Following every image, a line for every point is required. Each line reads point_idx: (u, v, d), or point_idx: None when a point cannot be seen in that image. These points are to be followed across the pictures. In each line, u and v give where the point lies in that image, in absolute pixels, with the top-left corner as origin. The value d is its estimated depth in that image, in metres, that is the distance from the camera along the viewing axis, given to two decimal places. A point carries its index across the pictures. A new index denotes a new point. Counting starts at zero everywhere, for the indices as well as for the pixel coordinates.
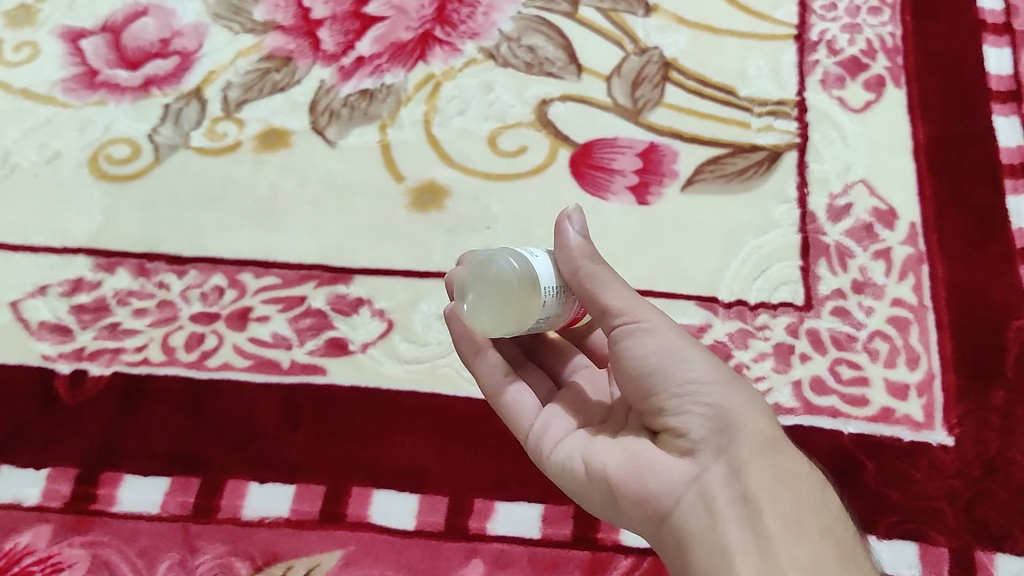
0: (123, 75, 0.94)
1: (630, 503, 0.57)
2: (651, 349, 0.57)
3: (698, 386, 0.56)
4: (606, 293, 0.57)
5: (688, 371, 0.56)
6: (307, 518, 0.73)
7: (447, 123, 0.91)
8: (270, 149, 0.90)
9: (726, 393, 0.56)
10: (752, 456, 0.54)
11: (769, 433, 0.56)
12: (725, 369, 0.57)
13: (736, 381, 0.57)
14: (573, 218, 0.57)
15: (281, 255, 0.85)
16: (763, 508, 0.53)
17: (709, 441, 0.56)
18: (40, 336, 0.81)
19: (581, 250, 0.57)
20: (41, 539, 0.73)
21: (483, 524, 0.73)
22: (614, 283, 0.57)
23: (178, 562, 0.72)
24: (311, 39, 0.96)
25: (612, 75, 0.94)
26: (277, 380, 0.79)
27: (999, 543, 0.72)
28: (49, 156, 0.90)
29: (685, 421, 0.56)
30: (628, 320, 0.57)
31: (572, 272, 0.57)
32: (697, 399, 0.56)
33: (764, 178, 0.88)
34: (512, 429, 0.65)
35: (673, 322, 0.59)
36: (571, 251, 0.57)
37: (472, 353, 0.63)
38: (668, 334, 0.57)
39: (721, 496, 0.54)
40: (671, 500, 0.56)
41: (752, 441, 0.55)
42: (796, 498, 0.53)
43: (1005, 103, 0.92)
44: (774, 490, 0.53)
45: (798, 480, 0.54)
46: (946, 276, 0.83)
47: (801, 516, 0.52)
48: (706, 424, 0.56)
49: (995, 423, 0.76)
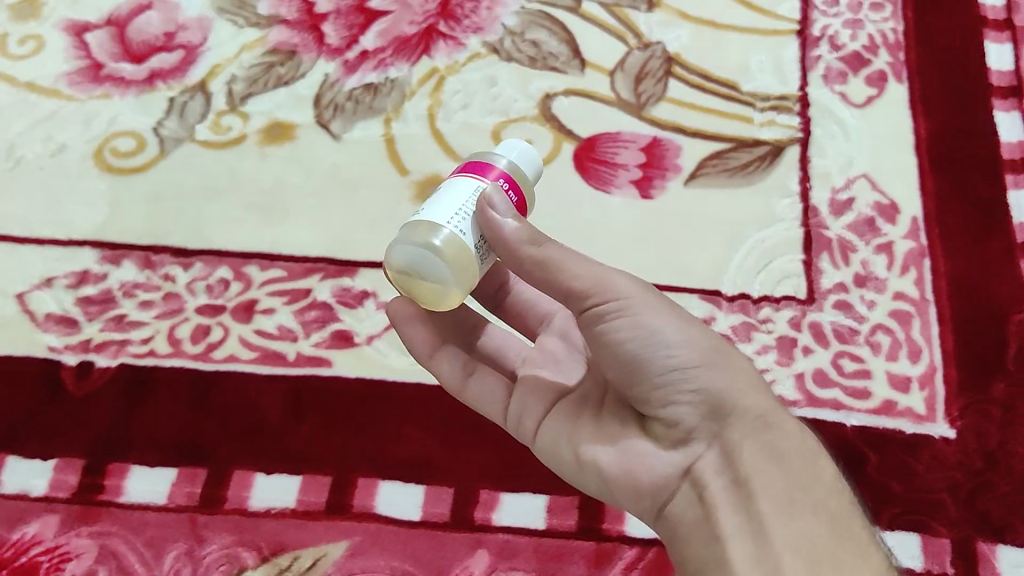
0: (128, 68, 0.94)
1: (626, 495, 0.58)
2: (631, 337, 0.55)
3: (684, 374, 0.55)
4: (565, 277, 0.54)
5: (670, 359, 0.55)
6: (314, 509, 0.74)
7: (451, 116, 0.91)
8: (275, 142, 0.90)
9: (711, 374, 0.55)
10: (743, 439, 0.55)
11: (760, 410, 0.55)
12: (707, 347, 0.56)
13: (722, 355, 0.56)
14: (497, 203, 0.53)
15: (287, 248, 0.85)
16: (756, 493, 0.53)
17: (702, 430, 0.56)
18: (47, 328, 0.81)
19: (516, 232, 0.52)
20: (48, 530, 0.73)
21: (489, 515, 0.74)
22: (567, 258, 0.54)
23: (184, 553, 0.72)
24: (316, 33, 0.96)
25: (616, 69, 0.94)
26: (283, 372, 0.79)
27: (999, 534, 0.73)
28: (54, 148, 0.90)
29: (674, 412, 0.56)
30: (607, 307, 0.55)
31: (519, 266, 0.54)
32: (684, 387, 0.55)
33: (767, 172, 0.88)
34: (488, 415, 0.65)
35: (649, 292, 0.56)
36: (506, 238, 0.52)
37: (425, 357, 0.64)
38: (642, 315, 0.55)
39: (713, 485, 0.55)
40: (665, 492, 0.57)
41: (744, 425, 0.55)
42: (787, 478, 0.53)
43: (1006, 98, 0.92)
44: (766, 472, 0.54)
45: (791, 457, 0.54)
46: (948, 270, 0.83)
47: (793, 495, 0.53)
48: (696, 412, 0.56)
49: (996, 415, 0.77)
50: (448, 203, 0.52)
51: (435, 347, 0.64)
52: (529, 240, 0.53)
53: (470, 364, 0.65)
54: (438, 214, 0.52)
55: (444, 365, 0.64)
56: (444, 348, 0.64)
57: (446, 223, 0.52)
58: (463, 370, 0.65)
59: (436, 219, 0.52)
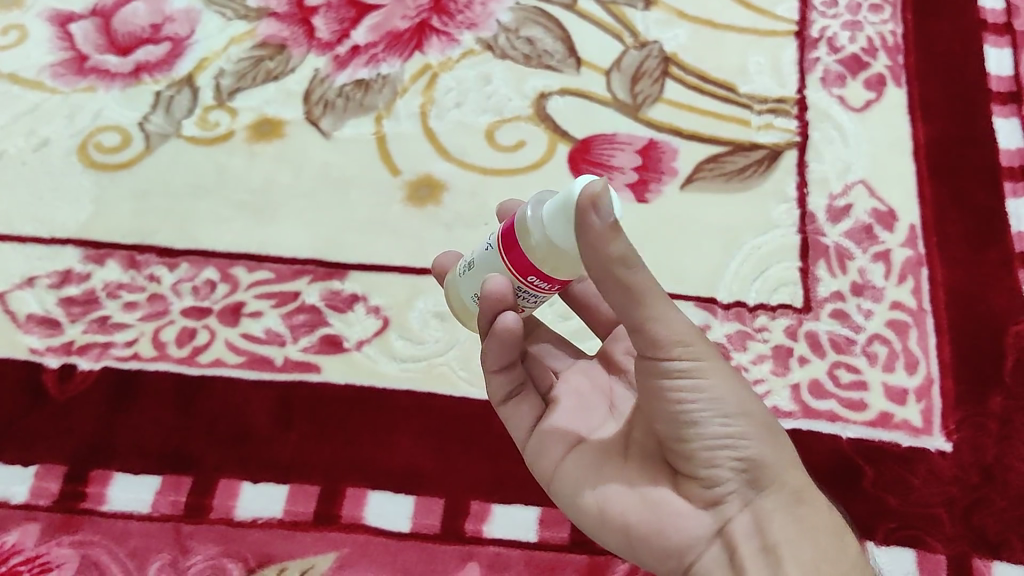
0: (113, 60, 0.92)
1: (651, 553, 0.56)
2: (693, 396, 0.53)
3: (734, 442, 0.53)
4: (651, 319, 0.50)
5: (726, 426, 0.53)
6: (301, 519, 0.72)
7: (444, 115, 0.90)
8: (264, 139, 0.88)
9: (758, 445, 0.54)
10: (776, 508, 0.54)
11: (797, 483, 0.55)
12: (759, 417, 0.54)
13: (768, 428, 0.55)
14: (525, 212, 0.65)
15: (275, 249, 0.83)
16: (784, 559, 0.52)
17: (740, 494, 0.54)
18: (28, 330, 0.79)
19: (614, 247, 0.47)
20: (29, 538, 0.71)
21: (480, 527, 0.73)
22: (653, 295, 0.50)
23: (168, 563, 0.71)
24: (306, 27, 0.94)
25: (612, 69, 0.92)
26: (270, 378, 0.77)
27: (996, 551, 0.72)
28: (37, 143, 0.88)
29: (717, 475, 0.54)
30: (668, 364, 0.52)
31: (604, 274, 0.48)
32: (731, 454, 0.54)
33: (763, 178, 0.87)
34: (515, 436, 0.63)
35: (719, 359, 0.54)
36: (599, 245, 0.47)
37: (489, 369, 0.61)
38: (710, 380, 0.53)
39: (745, 549, 0.53)
40: (693, 552, 0.55)
41: (779, 497, 0.54)
42: (816, 547, 0.53)
43: (1005, 105, 0.91)
44: (796, 540, 0.53)
45: (821, 531, 0.53)
46: (945, 279, 0.83)
47: (821, 565, 0.52)
48: (737, 478, 0.54)
49: (993, 429, 0.76)
50: (485, 256, 0.56)
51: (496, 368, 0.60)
52: (620, 261, 0.48)
53: (519, 383, 0.62)
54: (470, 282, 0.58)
55: (496, 382, 0.62)
56: (504, 371, 0.61)
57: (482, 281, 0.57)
58: (511, 388, 0.62)
59: (465, 283, 0.59)
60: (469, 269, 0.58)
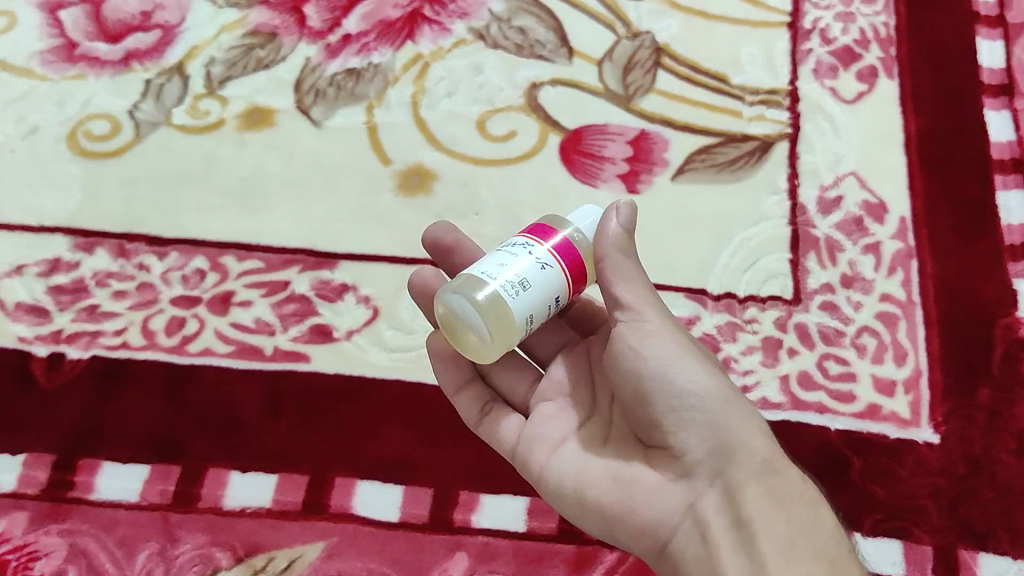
0: (103, 48, 0.91)
1: (628, 533, 0.57)
2: (653, 353, 0.56)
3: (698, 403, 0.56)
4: (619, 283, 0.56)
5: (688, 384, 0.56)
6: (290, 509, 0.72)
7: (435, 105, 0.89)
8: (254, 128, 0.88)
9: (723, 410, 0.56)
10: (747, 478, 0.54)
11: (765, 452, 0.55)
12: (721, 385, 0.57)
13: (732, 396, 0.57)
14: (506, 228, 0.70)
15: (265, 238, 0.83)
16: (757, 534, 0.52)
17: (707, 464, 0.56)
18: (16, 318, 0.79)
19: (619, 236, 0.57)
20: (17, 527, 0.71)
21: (468, 516, 0.73)
22: (633, 269, 0.57)
23: (156, 552, 0.71)
24: (298, 16, 0.94)
25: (604, 59, 0.92)
26: (260, 367, 0.77)
27: (982, 542, 0.72)
28: (25, 130, 0.87)
29: (683, 440, 0.56)
30: (631, 324, 0.56)
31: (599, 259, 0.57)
32: (695, 417, 0.56)
33: (754, 169, 0.87)
34: (500, 445, 0.63)
35: (677, 328, 0.58)
36: (609, 233, 0.57)
37: (451, 392, 0.66)
38: (668, 340, 0.56)
39: (716, 524, 0.54)
40: (667, 528, 0.56)
41: (748, 466, 0.55)
42: (790, 521, 0.53)
43: (997, 97, 0.91)
44: (769, 515, 0.53)
45: (795, 501, 0.54)
46: (934, 271, 0.83)
47: (795, 539, 0.52)
48: (704, 445, 0.56)
49: (980, 421, 0.77)
50: (544, 274, 0.55)
51: (454, 388, 0.65)
52: (621, 250, 0.57)
53: (489, 399, 0.65)
54: (527, 305, 0.54)
55: (463, 406, 0.65)
56: (466, 388, 0.65)
57: (533, 304, 0.55)
58: (481, 406, 0.65)
59: (520, 304, 0.54)
60: (525, 288, 0.54)
